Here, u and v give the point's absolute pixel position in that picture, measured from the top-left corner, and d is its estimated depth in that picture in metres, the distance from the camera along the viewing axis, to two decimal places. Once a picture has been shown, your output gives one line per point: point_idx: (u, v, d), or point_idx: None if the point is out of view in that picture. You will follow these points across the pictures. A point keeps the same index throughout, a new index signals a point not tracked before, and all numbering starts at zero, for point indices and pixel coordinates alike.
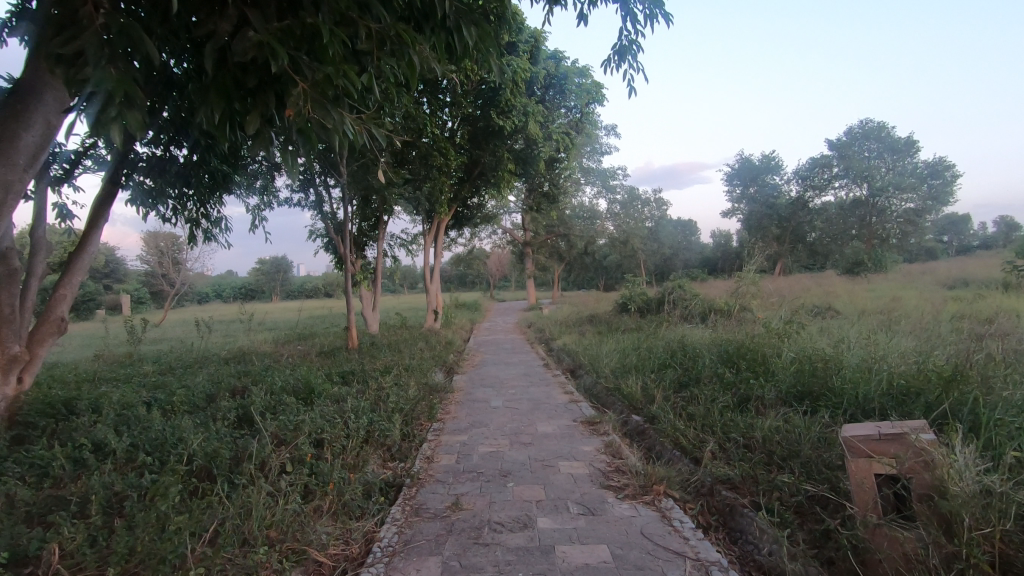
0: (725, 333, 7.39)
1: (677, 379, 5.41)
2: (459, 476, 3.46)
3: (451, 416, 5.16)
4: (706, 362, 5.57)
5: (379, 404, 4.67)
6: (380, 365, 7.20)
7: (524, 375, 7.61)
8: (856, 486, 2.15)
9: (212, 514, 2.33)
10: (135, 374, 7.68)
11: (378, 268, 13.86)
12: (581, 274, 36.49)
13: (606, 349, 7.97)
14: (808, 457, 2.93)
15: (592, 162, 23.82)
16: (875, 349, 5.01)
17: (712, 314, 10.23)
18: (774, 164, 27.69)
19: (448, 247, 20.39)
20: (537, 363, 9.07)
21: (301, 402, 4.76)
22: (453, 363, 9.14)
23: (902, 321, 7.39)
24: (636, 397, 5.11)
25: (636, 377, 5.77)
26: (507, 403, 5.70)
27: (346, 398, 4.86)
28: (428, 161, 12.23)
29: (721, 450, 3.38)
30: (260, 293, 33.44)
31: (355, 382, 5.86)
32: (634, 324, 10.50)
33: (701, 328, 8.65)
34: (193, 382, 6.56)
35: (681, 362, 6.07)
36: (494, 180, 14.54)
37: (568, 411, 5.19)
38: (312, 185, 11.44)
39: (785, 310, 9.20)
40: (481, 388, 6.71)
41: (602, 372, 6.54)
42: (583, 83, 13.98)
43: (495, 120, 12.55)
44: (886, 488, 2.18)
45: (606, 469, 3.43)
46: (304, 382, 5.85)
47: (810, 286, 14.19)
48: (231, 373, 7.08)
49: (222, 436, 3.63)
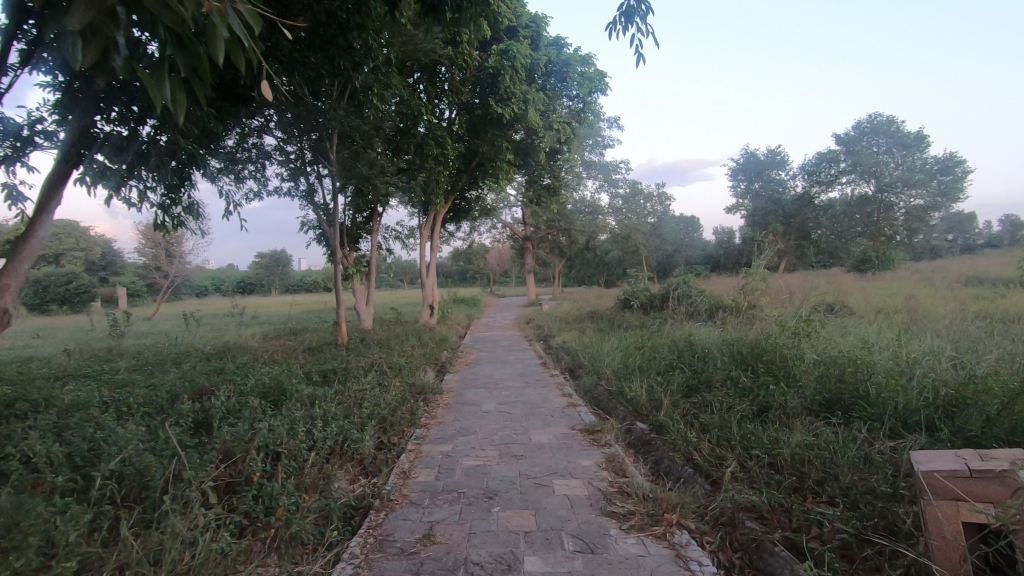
0: (735, 332, 6.89)
1: (685, 382, 4.94)
2: (436, 497, 2.96)
3: (436, 422, 4.67)
4: (717, 364, 5.08)
5: (354, 408, 4.18)
6: (365, 362, 6.72)
7: (519, 376, 7.11)
8: (930, 527, 1.82)
9: (119, 563, 1.88)
10: (107, 371, 7.22)
11: (372, 261, 13.37)
12: (582, 270, 36.02)
13: (607, 347, 7.47)
14: (850, 486, 2.45)
15: (594, 155, 23.29)
16: (908, 351, 4.52)
17: (720, 311, 9.70)
18: (780, 159, 27.05)
19: (446, 241, 19.93)
20: (534, 361, 8.60)
21: (268, 405, 4.27)
22: (446, 361, 8.66)
23: (926, 322, 6.87)
24: (641, 401, 4.63)
25: (642, 379, 5.30)
26: (498, 406, 5.22)
27: (319, 402, 4.37)
28: (423, 150, 11.71)
29: (743, 470, 2.90)
30: (258, 286, 33.06)
31: (334, 383, 5.39)
32: (638, 321, 10.00)
33: (709, 326, 8.15)
34: (160, 380, 6.07)
35: (688, 364, 5.59)
36: (493, 172, 14.01)
37: (565, 417, 4.71)
38: (301, 173, 10.96)
39: (797, 309, 8.69)
40: (473, 389, 6.24)
41: (603, 373, 6.04)
42: (586, 71, 13.40)
43: (493, 108, 12.05)
44: (978, 549, 1.81)
45: (609, 491, 2.95)
46: (280, 382, 5.39)
47: (820, 283, 13.67)
48: (207, 370, 6.63)
49: (165, 448, 3.15)
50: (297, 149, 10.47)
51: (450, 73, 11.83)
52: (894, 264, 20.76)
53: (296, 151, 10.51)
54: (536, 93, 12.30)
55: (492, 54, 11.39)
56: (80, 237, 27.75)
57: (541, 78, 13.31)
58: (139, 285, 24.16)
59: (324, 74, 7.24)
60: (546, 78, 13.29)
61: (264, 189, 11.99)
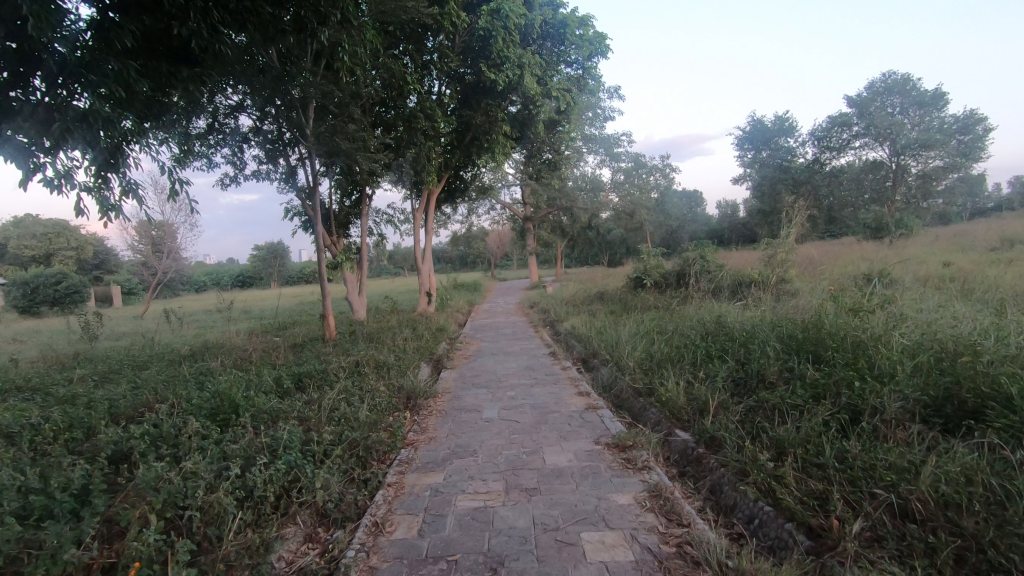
0: (774, 312, 5.95)
1: (730, 378, 4.06)
2: (417, 572, 2.07)
3: (426, 439, 3.78)
4: (766, 352, 4.17)
5: (319, 429, 3.32)
6: (348, 362, 5.81)
7: (525, 370, 6.22)
8: None
9: None
10: (58, 383, 6.34)
11: (363, 248, 12.39)
12: (586, 250, 35.12)
13: (625, 333, 6.55)
14: None
15: (595, 129, 22.16)
16: (1018, 329, 3.55)
17: (745, 289, 8.75)
18: (788, 125, 26.15)
19: (442, 224, 19.01)
20: (542, 350, 7.73)
21: (215, 432, 3.40)
22: (443, 354, 7.79)
23: (997, 291, 5.90)
24: (680, 403, 3.74)
25: (674, 372, 4.44)
26: (502, 413, 4.32)
27: (278, 425, 3.50)
28: (411, 124, 10.67)
29: (860, 520, 2.02)
30: (257, 279, 32.26)
31: (307, 393, 4.49)
32: (653, 301, 9.09)
33: (737, 305, 7.20)
34: (108, 393, 5.21)
35: (729, 352, 4.66)
36: (488, 146, 12.65)
37: (586, 426, 3.82)
38: (279, 152, 9.97)
39: (832, 284, 7.74)
40: (473, 389, 5.36)
41: (625, 366, 5.13)
42: (584, 34, 12.24)
43: (486, 75, 10.99)
44: None
45: (664, 555, 2.08)
46: (242, 396, 4.51)
47: (841, 252, 12.70)
48: (167, 377, 5.74)
49: (43, 512, 2.29)
50: (275, 127, 9.49)
51: (439, 40, 10.92)
52: (913, 229, 19.70)
53: (275, 130, 9.53)
54: (532, 57, 11.21)
55: (482, 14, 10.40)
56: (72, 236, 26.96)
57: (536, 42, 12.22)
58: (132, 283, 23.41)
59: (286, 31, 6.26)
60: (543, 41, 12.21)
61: (241, 173, 11.07)
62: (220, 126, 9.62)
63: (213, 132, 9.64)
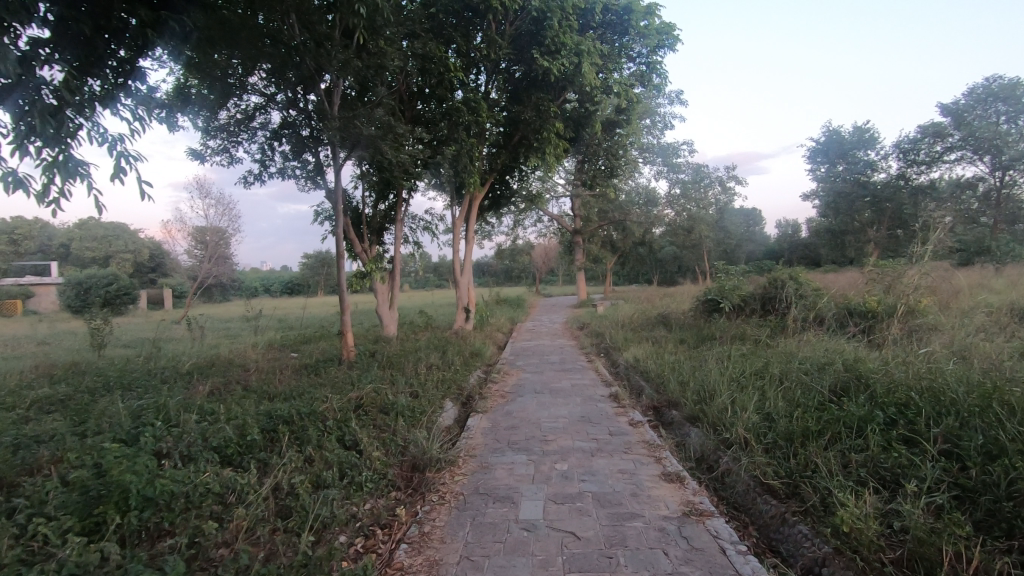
0: (943, 359, 4.15)
1: (945, 490, 2.37)
2: None
3: (423, 569, 2.26)
4: (1006, 448, 2.44)
5: (229, 568, 1.88)
6: (345, 403, 4.35)
7: (583, 421, 4.65)
8: None
9: None
10: (13, 405, 5.22)
11: (396, 258, 11.03)
12: (637, 268, 33.20)
13: (717, 376, 4.85)
14: None
15: (653, 138, 20.50)
16: None
17: (861, 322, 6.83)
18: (869, 137, 23.66)
19: (487, 234, 17.72)
20: (601, 390, 6.13)
21: (66, 550, 1.97)
22: (476, 388, 6.29)
23: None
24: (870, 537, 2.10)
25: (826, 460, 2.78)
26: (552, 513, 2.76)
27: (170, 546, 2.04)
28: (452, 118, 9.33)
29: None
30: (303, 287, 31.81)
31: (263, 466, 3.03)
32: (737, 332, 7.33)
33: (866, 346, 5.38)
34: (28, 430, 3.94)
35: (915, 429, 2.92)
36: (538, 147, 10.99)
37: (701, 565, 2.20)
38: (307, 149, 8.82)
39: (992, 325, 5.76)
40: (512, 453, 3.80)
41: (733, 436, 3.47)
42: (651, 23, 10.62)
43: (537, 63, 9.51)
44: None
45: None
46: (180, 458, 3.11)
47: (962, 278, 10.39)
48: (119, 409, 4.46)
49: None
50: (303, 120, 8.37)
51: (487, 26, 9.56)
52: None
53: (302, 123, 8.41)
54: (593, 44, 9.63)
55: None
56: (129, 240, 27.14)
57: (595, 31, 10.66)
58: (182, 286, 23.34)
59: None
60: (603, 31, 10.68)
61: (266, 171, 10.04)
62: (247, 118, 8.54)
63: (238, 123, 8.58)
